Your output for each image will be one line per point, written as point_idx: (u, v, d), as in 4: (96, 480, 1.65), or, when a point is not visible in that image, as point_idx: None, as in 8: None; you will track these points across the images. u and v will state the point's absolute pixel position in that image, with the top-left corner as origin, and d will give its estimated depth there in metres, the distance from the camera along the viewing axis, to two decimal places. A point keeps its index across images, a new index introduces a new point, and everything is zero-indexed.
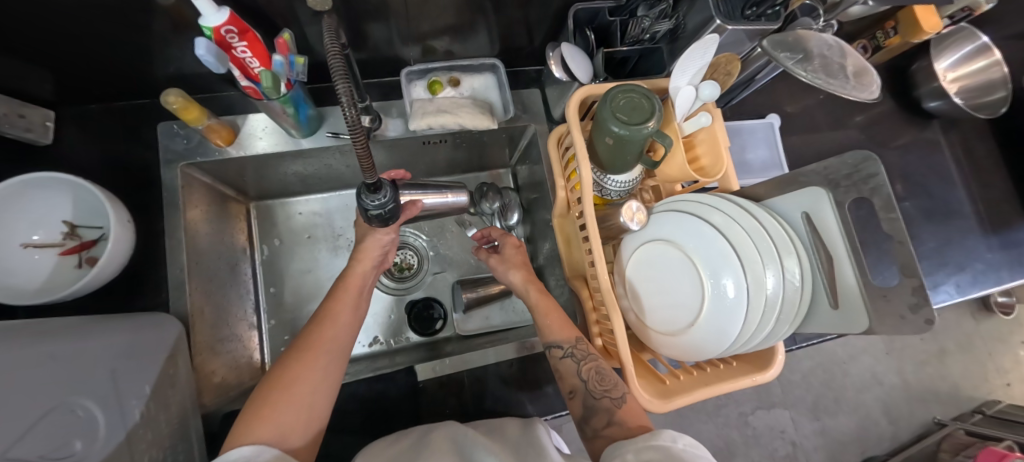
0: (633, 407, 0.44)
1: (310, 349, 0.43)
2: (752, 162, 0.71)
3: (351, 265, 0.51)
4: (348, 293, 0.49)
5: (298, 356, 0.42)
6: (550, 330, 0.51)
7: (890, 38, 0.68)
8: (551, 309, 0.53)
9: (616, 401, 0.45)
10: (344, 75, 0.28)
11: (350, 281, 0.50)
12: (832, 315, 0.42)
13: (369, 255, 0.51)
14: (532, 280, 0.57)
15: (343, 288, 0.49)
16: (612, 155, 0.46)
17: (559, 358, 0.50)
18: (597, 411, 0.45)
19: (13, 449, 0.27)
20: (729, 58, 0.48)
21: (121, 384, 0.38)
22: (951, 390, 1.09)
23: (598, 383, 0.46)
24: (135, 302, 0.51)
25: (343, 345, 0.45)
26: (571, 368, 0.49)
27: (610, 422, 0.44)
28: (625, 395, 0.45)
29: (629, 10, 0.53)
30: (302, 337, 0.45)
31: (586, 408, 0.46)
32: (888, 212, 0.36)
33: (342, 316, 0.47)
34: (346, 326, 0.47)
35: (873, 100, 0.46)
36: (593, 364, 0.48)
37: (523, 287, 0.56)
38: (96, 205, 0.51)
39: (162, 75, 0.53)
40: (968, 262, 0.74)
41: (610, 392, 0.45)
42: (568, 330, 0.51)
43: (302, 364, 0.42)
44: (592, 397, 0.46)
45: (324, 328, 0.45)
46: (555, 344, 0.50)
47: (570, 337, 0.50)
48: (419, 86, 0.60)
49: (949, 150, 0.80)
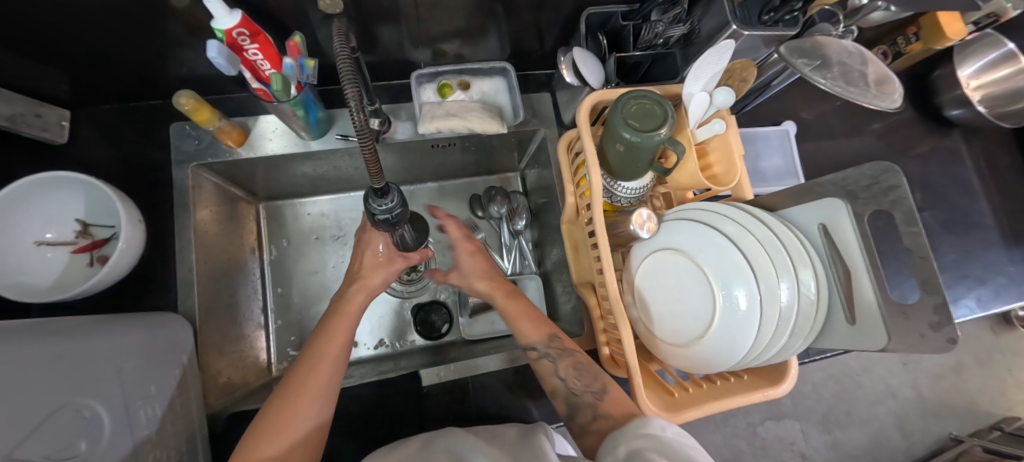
0: (615, 397, 0.45)
1: (300, 395, 0.42)
2: (766, 170, 0.69)
3: (351, 296, 0.51)
4: (343, 328, 0.48)
5: (289, 400, 0.42)
6: (525, 334, 0.52)
7: (911, 45, 0.66)
8: (522, 312, 0.54)
9: (598, 394, 0.45)
10: (352, 77, 0.29)
11: (346, 311, 0.50)
12: (848, 330, 0.41)
13: (371, 286, 0.52)
14: (495, 286, 0.57)
15: (338, 320, 0.49)
16: (623, 162, 0.46)
17: (536, 359, 0.50)
18: (581, 407, 0.46)
19: (18, 450, 0.27)
20: (744, 65, 0.46)
21: (126, 385, 0.38)
22: (968, 405, 1.06)
23: (576, 379, 0.48)
24: (144, 301, 0.51)
25: (333, 386, 0.44)
26: (549, 368, 0.49)
27: (595, 416, 0.44)
28: (606, 387, 0.46)
29: (642, 14, 0.52)
30: (290, 379, 0.43)
31: (570, 406, 0.47)
32: (909, 226, 0.35)
33: (334, 356, 0.45)
34: (338, 366, 0.45)
35: (895, 108, 0.44)
36: (570, 361, 0.49)
37: (488, 293, 0.57)
38: (107, 204, 0.52)
39: (176, 77, 0.54)
40: (989, 276, 0.71)
41: (590, 386, 0.46)
42: (542, 330, 0.51)
43: (291, 410, 0.41)
44: (575, 393, 0.47)
45: (316, 366, 0.44)
46: (531, 346, 0.51)
47: (544, 337, 0.51)
48: (429, 89, 0.60)
49: (970, 159, 0.78)
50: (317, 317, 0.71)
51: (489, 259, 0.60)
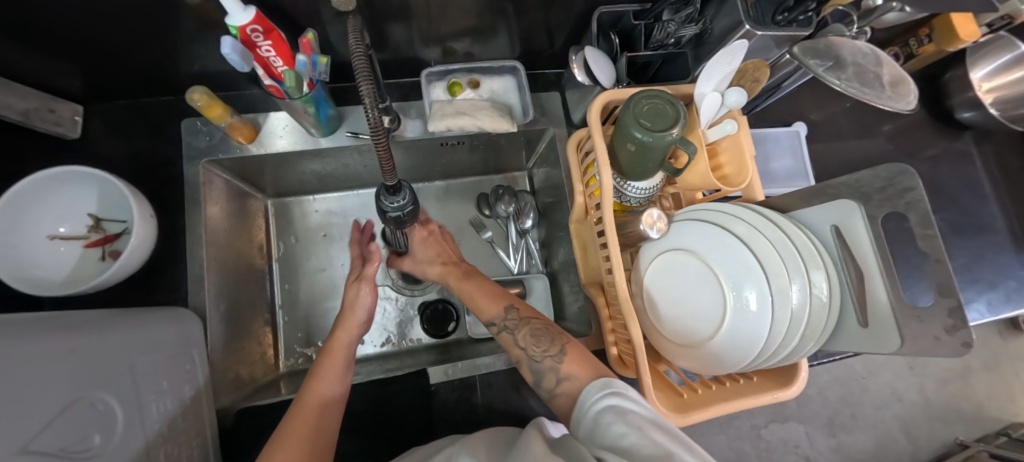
0: (575, 356, 0.43)
1: (290, 436, 0.39)
2: (776, 172, 0.69)
3: (335, 336, 0.51)
4: (335, 361, 0.47)
5: (280, 443, 0.38)
6: (482, 309, 0.51)
7: (924, 46, 0.66)
8: (477, 289, 0.53)
9: (557, 357, 0.43)
10: (367, 75, 0.29)
11: (334, 352, 0.48)
12: (861, 333, 0.41)
13: (353, 321, 0.53)
14: (449, 269, 0.56)
15: (331, 354, 0.48)
16: (634, 162, 0.46)
17: (498, 333, 0.49)
18: (545, 374, 0.43)
19: (35, 441, 0.27)
20: (757, 64, 0.46)
21: (138, 378, 0.38)
22: (975, 410, 1.05)
23: (536, 346, 0.45)
24: (155, 295, 0.51)
25: (328, 423, 0.42)
26: (509, 340, 0.47)
27: (560, 379, 0.42)
28: (565, 348, 0.44)
29: (654, 14, 0.51)
30: (283, 424, 0.41)
31: (534, 373, 0.44)
32: (925, 229, 0.34)
33: (325, 393, 0.43)
34: (332, 402, 0.43)
35: (909, 111, 0.44)
36: (527, 328, 0.47)
37: (441, 278, 0.56)
38: (120, 199, 0.52)
39: (188, 74, 0.54)
40: (1000, 280, 0.71)
41: (549, 351, 0.44)
42: (498, 302, 0.50)
43: (282, 452, 0.37)
44: (535, 361, 0.44)
45: (306, 406, 0.42)
46: (490, 321, 0.50)
47: (500, 310, 0.49)
48: (439, 87, 0.60)
49: (982, 163, 0.77)
50: (323, 314, 0.71)
51: (443, 244, 0.60)
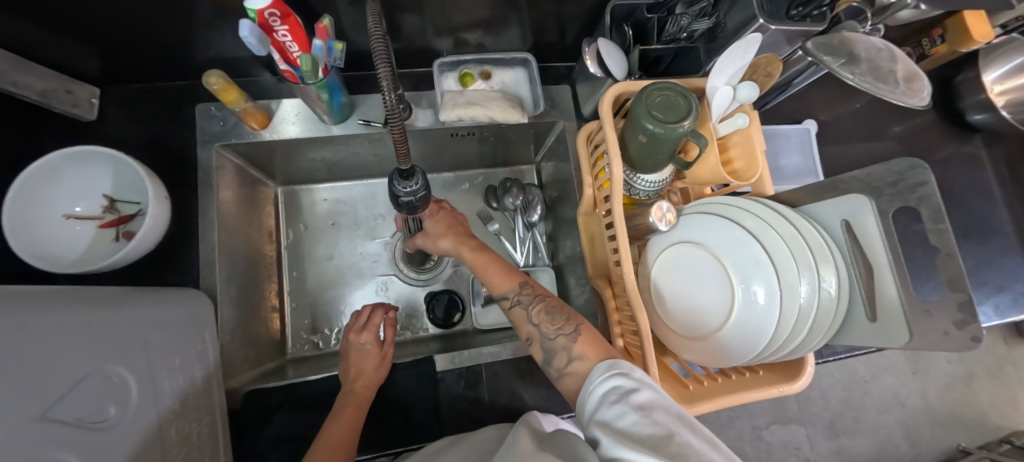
0: (588, 337, 0.42)
1: None
2: (785, 169, 0.69)
3: (351, 393, 0.50)
4: (347, 427, 0.45)
5: None
6: (496, 284, 0.50)
7: (936, 47, 0.66)
8: (491, 262, 0.51)
9: (571, 336, 0.43)
10: (386, 59, 0.29)
11: (347, 412, 0.47)
12: (869, 328, 0.41)
13: (370, 382, 0.51)
14: (462, 241, 0.54)
15: (348, 412, 0.47)
16: (644, 153, 0.46)
17: (511, 308, 0.48)
18: (556, 351, 0.43)
19: (53, 408, 0.27)
20: (770, 59, 0.46)
21: (152, 355, 0.39)
22: (977, 417, 1.04)
23: (549, 324, 0.45)
24: (168, 277, 0.52)
25: None
26: (521, 316, 0.47)
27: (570, 359, 0.42)
28: (579, 328, 0.43)
29: (667, 7, 0.52)
30: None
31: (545, 351, 0.44)
32: (935, 223, 0.34)
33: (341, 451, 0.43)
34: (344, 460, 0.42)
35: (923, 106, 0.44)
36: (542, 305, 0.46)
37: (454, 249, 0.54)
38: (136, 182, 0.53)
39: (202, 59, 0.55)
40: (1008, 283, 0.70)
41: (563, 329, 0.43)
42: (512, 278, 0.49)
43: None
44: (548, 338, 0.44)
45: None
46: (503, 295, 0.49)
47: (515, 284, 0.48)
48: (450, 77, 0.60)
49: (991, 166, 0.77)
50: (331, 303, 0.71)
51: (454, 218, 0.58)
